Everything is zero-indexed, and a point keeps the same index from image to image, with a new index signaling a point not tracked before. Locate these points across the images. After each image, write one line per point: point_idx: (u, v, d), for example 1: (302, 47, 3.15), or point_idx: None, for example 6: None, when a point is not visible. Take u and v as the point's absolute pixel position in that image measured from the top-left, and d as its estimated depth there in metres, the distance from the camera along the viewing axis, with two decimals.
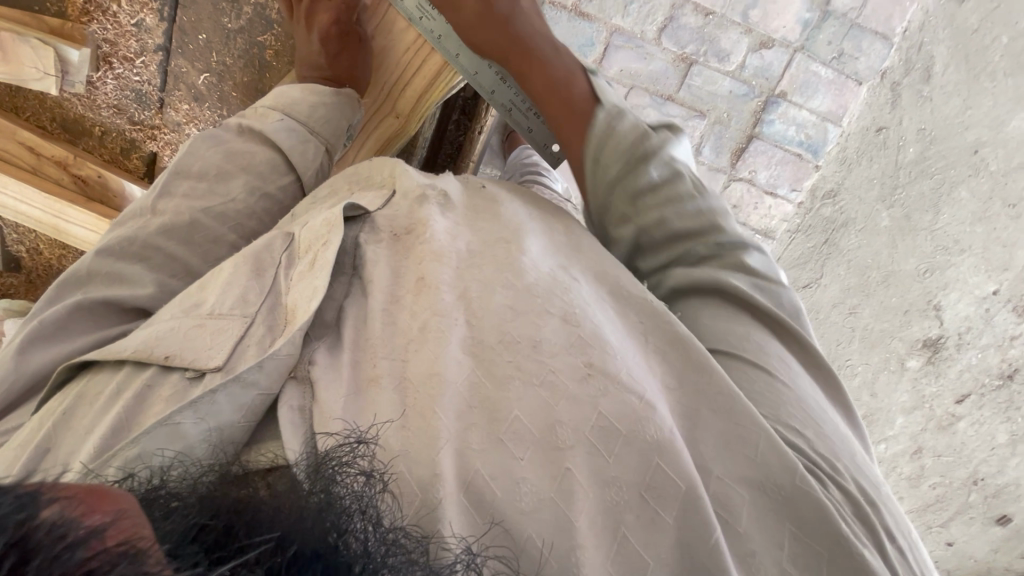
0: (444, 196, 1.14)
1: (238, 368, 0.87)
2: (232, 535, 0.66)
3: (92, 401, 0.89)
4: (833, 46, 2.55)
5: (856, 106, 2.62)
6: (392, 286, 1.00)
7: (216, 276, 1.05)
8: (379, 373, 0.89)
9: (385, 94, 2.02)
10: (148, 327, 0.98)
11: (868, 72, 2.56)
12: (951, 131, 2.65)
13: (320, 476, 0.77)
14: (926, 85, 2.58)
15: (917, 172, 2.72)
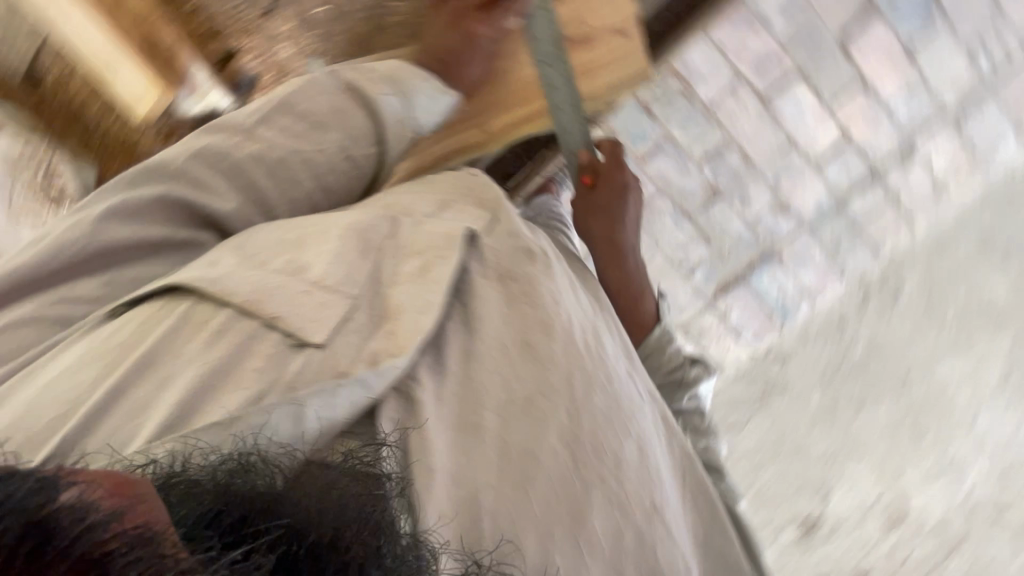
0: (534, 253, 1.22)
1: (338, 363, 0.95)
2: (251, 526, 0.69)
3: (180, 341, 0.92)
4: (834, 237, 2.85)
5: (831, 292, 2.99)
6: (500, 339, 1.10)
7: (316, 233, 1.10)
8: (480, 425, 1.01)
9: (484, 108, 1.95)
10: (239, 270, 1.01)
11: (852, 271, 2.96)
12: (897, 351, 2.90)
13: (343, 474, 0.83)
14: (892, 305, 2.96)
15: (860, 372, 2.93)
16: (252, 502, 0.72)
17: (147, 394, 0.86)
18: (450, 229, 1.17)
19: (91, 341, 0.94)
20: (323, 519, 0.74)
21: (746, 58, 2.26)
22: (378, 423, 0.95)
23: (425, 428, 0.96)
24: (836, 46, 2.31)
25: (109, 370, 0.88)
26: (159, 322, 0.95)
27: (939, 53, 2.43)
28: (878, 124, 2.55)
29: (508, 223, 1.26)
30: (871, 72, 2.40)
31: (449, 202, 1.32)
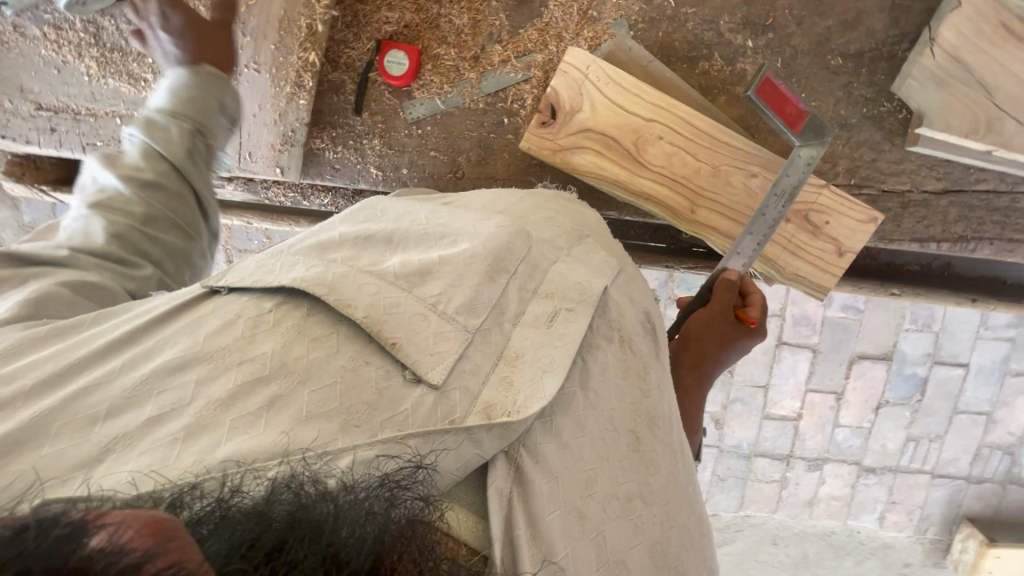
0: (650, 349, 0.98)
1: (452, 412, 0.69)
2: (291, 548, 0.48)
3: (294, 351, 0.70)
4: (827, 428, 2.75)
5: (832, 465, 2.80)
6: (609, 421, 0.82)
7: (445, 231, 0.89)
8: (584, 512, 0.73)
9: (700, 161, 1.28)
10: (354, 274, 0.77)
11: (838, 473, 2.81)
12: (804, 533, 2.90)
13: (378, 494, 0.57)
14: (806, 508, 2.87)
15: (765, 539, 2.93)
16: (310, 518, 0.51)
17: (246, 420, 0.64)
18: (580, 283, 0.90)
19: (191, 328, 0.71)
20: (367, 535, 0.52)
21: (791, 307, 2.66)
22: (489, 482, 0.68)
23: (534, 491, 0.70)
24: (848, 358, 2.66)
25: (217, 370, 0.67)
26: (261, 337, 0.71)
27: (900, 411, 2.68)
28: (824, 429, 2.75)
29: (623, 308, 0.96)
30: (848, 398, 2.69)
31: (579, 238, 1.03)
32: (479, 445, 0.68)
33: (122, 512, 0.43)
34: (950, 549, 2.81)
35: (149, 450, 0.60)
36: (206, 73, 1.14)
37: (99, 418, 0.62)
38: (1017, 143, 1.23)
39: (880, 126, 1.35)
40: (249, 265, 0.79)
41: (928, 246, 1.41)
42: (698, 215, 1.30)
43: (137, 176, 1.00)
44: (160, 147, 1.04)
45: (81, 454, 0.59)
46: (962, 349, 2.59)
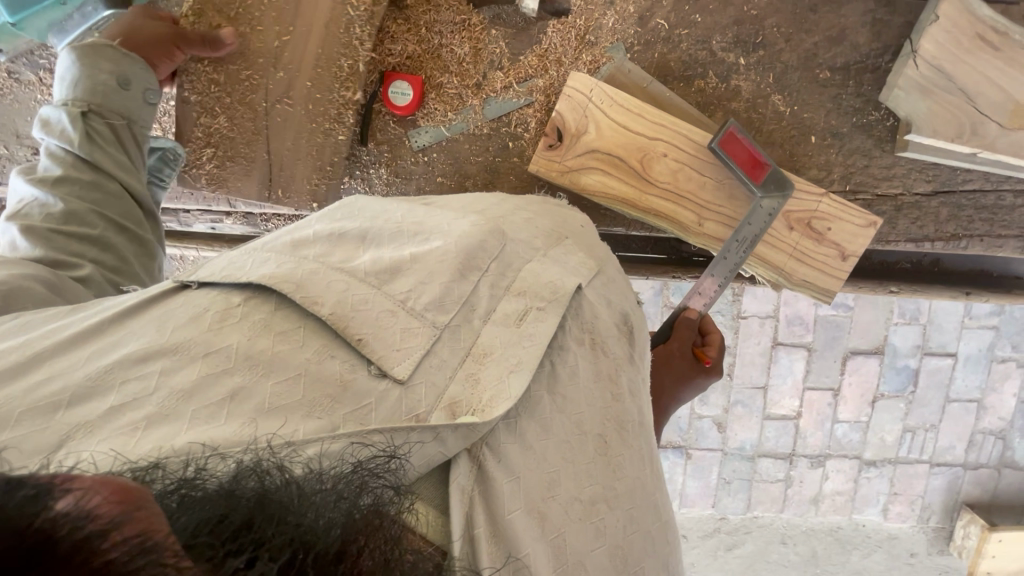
0: (625, 353, 0.94)
1: (417, 408, 0.66)
2: (260, 527, 0.45)
3: (258, 346, 0.66)
4: (824, 424, 2.80)
5: (834, 461, 2.84)
6: (576, 423, 0.78)
7: (419, 228, 0.85)
8: (544, 513, 0.70)
9: (695, 171, 1.31)
10: (324, 270, 0.73)
11: (840, 469, 2.85)
12: (811, 531, 2.93)
13: (348, 480, 0.55)
14: (812, 504, 2.90)
15: (773, 539, 2.95)
16: (277, 499, 0.48)
17: (208, 411, 0.61)
18: (554, 282, 0.86)
19: (156, 322, 0.68)
20: (334, 519, 0.49)
21: (784, 308, 2.72)
22: (451, 478, 0.65)
23: (496, 493, 0.67)
24: (841, 354, 2.72)
25: (182, 360, 0.64)
26: (222, 335, 0.67)
27: (896, 403, 2.74)
28: (824, 426, 2.80)
29: (598, 311, 0.91)
30: (845, 394, 2.75)
31: (557, 238, 1.01)
32: (443, 443, 0.65)
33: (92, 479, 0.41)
34: (953, 536, 2.86)
35: (110, 437, 0.57)
36: (84, 47, 1.15)
37: (59, 406, 0.59)
38: (1000, 144, 1.30)
39: (869, 134, 1.41)
40: (221, 261, 0.75)
41: (923, 245, 1.47)
42: (705, 228, 1.34)
43: (50, 179, 1.06)
44: (64, 145, 1.09)
45: (41, 439, 0.56)
46: (949, 339, 2.67)
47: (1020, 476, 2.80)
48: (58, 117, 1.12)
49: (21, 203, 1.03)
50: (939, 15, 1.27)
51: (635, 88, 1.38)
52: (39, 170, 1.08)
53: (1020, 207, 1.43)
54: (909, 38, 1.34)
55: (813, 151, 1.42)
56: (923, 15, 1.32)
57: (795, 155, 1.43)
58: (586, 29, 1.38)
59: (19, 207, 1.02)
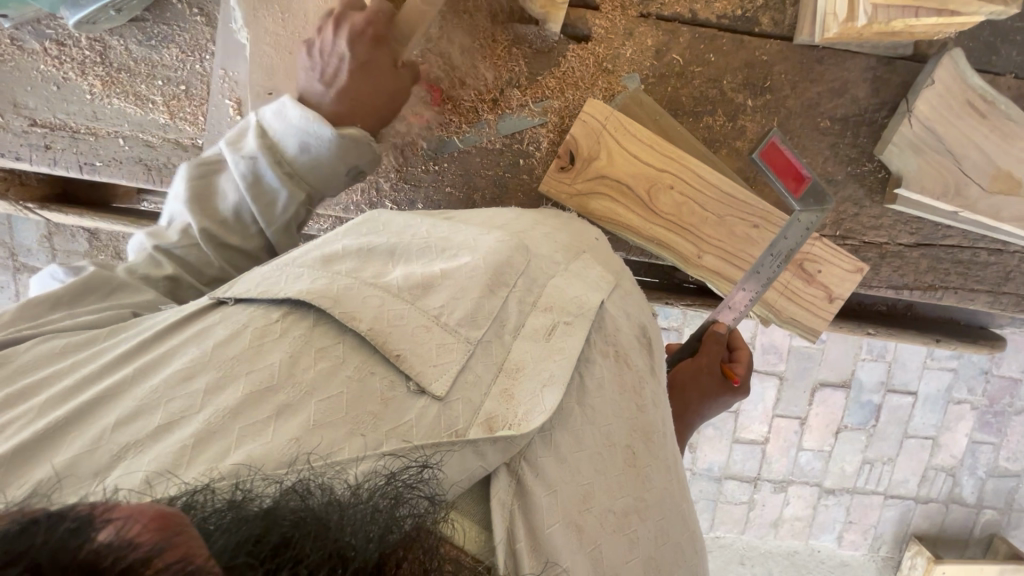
0: (646, 365, 0.98)
1: (456, 424, 0.70)
2: (297, 544, 0.47)
3: (301, 361, 0.70)
4: (789, 451, 2.90)
5: (797, 488, 2.94)
6: (606, 436, 0.82)
7: (446, 243, 0.90)
8: (581, 526, 0.73)
9: (703, 207, 1.36)
10: (358, 286, 0.78)
11: (801, 495, 2.95)
12: (771, 554, 3.02)
13: (383, 492, 0.58)
14: (772, 528, 3.00)
15: (734, 560, 3.02)
16: (315, 515, 0.50)
17: (254, 428, 0.64)
18: (578, 297, 0.91)
19: (196, 340, 0.71)
20: (372, 534, 0.52)
21: (760, 336, 2.81)
22: (493, 493, 0.69)
23: (535, 505, 0.71)
24: (810, 385, 2.82)
25: (224, 380, 0.67)
26: (263, 351, 0.70)
27: (858, 435, 2.85)
28: (789, 452, 2.89)
29: (618, 323, 0.96)
30: (811, 423, 2.85)
31: (576, 252, 1.05)
32: (483, 457, 0.69)
33: (130, 508, 0.43)
34: (900, 565, 2.98)
35: (160, 455, 0.60)
36: (346, 143, 1.09)
37: (109, 428, 0.62)
38: (980, 206, 1.39)
39: (862, 184, 1.48)
40: (254, 277, 0.80)
41: (902, 292, 1.55)
42: (705, 261, 1.39)
43: (223, 234, 1.05)
44: (260, 215, 1.06)
45: (94, 459, 0.60)
46: (911, 377, 2.79)
47: (966, 512, 2.93)
48: (270, 179, 1.06)
49: (182, 239, 1.02)
50: (935, 80, 1.34)
51: (649, 117, 1.42)
52: (221, 213, 1.06)
53: (991, 264, 1.53)
54: (906, 97, 1.41)
55: None
56: (920, 76, 1.39)
57: None
58: (604, 57, 1.42)
59: (176, 245, 1.02)
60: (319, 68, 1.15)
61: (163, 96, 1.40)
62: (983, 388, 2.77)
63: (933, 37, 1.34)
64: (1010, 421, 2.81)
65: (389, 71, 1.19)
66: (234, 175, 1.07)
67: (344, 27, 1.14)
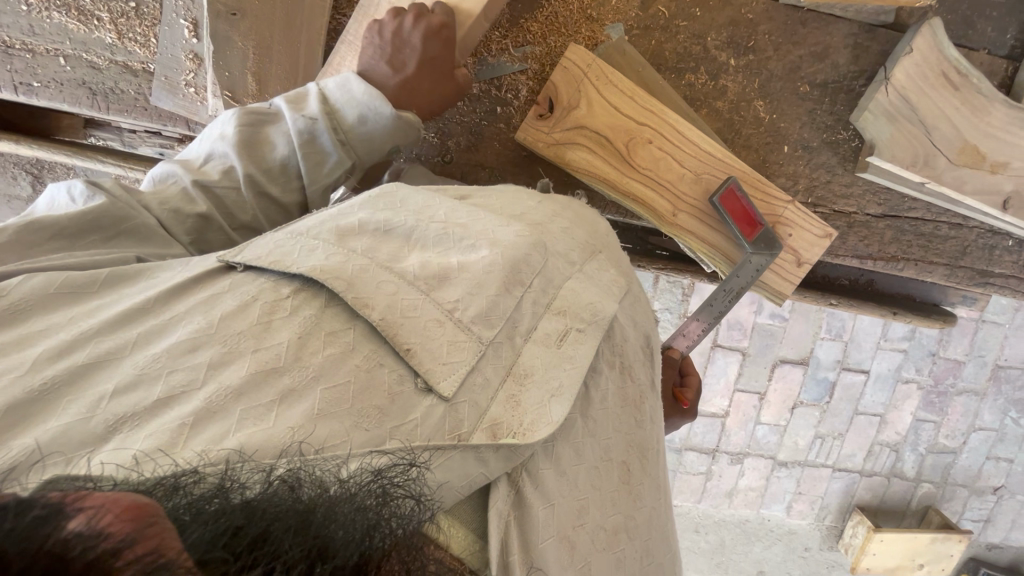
0: (648, 379, 0.92)
1: (460, 426, 0.64)
2: (276, 539, 0.46)
3: (309, 346, 0.64)
4: (746, 428, 2.99)
5: (751, 462, 3.05)
6: (605, 450, 0.78)
7: (466, 231, 0.80)
8: (574, 542, 0.70)
9: (690, 172, 1.34)
10: (375, 268, 0.70)
11: (754, 468, 3.06)
12: (723, 523, 3.14)
13: (369, 488, 0.55)
14: (726, 498, 3.11)
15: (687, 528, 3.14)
16: (300, 509, 0.49)
17: (258, 411, 0.58)
18: (594, 304, 0.83)
19: (203, 306, 0.65)
20: (355, 532, 0.50)
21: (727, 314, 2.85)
22: (491, 504, 0.65)
23: (532, 518, 0.66)
24: (770, 361, 2.89)
25: (231, 354, 0.61)
26: (274, 327, 0.64)
27: (812, 411, 2.96)
28: (747, 426, 2.99)
29: (626, 333, 0.88)
30: (770, 398, 2.94)
31: (592, 252, 0.93)
32: (485, 464, 0.64)
33: (104, 496, 0.41)
34: (842, 534, 3.12)
35: (157, 432, 0.55)
36: (402, 122, 1.03)
37: (105, 396, 0.56)
38: (946, 178, 1.42)
39: (835, 152, 1.49)
40: (268, 241, 0.73)
41: (866, 262, 1.58)
42: (679, 220, 1.37)
43: (265, 181, 0.93)
44: (306, 171, 0.96)
45: (86, 429, 0.54)
46: (866, 357, 2.88)
47: (905, 485, 3.09)
48: (324, 141, 0.97)
49: (223, 178, 0.90)
50: (913, 48, 1.34)
51: (641, 72, 1.38)
52: (273, 160, 0.95)
53: (951, 237, 1.57)
54: (884, 65, 1.41)
55: (784, 160, 1.49)
56: (898, 45, 1.39)
57: (767, 161, 1.49)
58: (589, 4, 1.36)
59: (216, 185, 0.89)
60: (386, 51, 1.10)
61: (110, 12, 1.27)
62: (929, 368, 2.89)
63: (916, 5, 1.34)
64: (951, 401, 2.94)
65: (451, 72, 1.16)
66: (286, 128, 0.97)
67: (421, 21, 1.11)
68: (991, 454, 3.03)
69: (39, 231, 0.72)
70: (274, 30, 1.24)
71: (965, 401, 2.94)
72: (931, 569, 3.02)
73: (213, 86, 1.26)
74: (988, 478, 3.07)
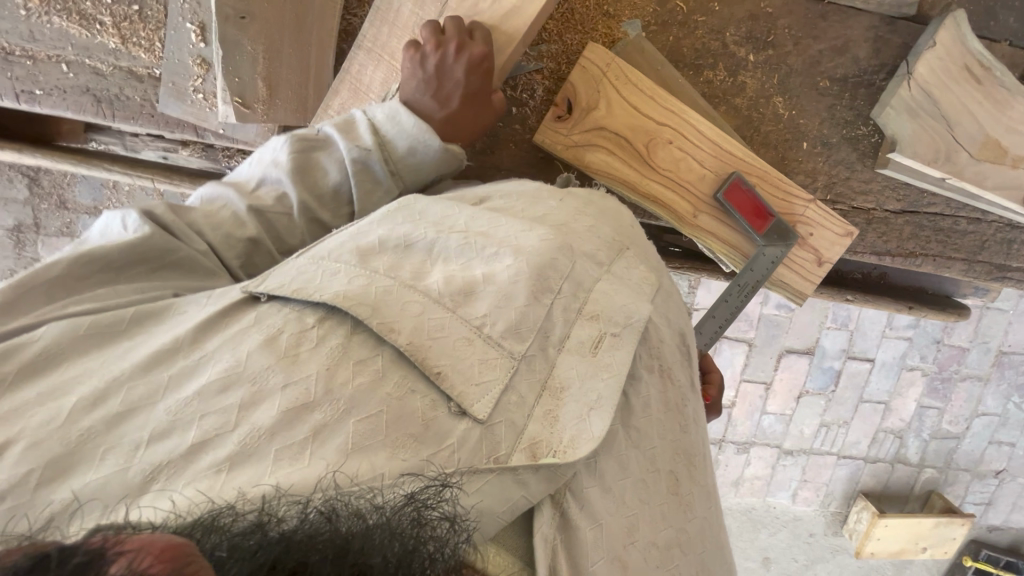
0: (688, 379, 0.89)
1: (497, 449, 0.62)
2: (313, 568, 0.44)
3: (339, 376, 0.61)
4: (753, 419, 3.01)
5: (757, 452, 3.07)
6: (651, 461, 0.75)
7: (488, 239, 0.78)
8: (624, 561, 0.67)
9: (712, 172, 1.32)
10: (400, 288, 0.68)
11: (761, 458, 3.08)
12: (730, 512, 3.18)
13: (403, 510, 0.52)
14: (733, 487, 3.14)
15: None
16: (336, 535, 0.47)
17: (292, 450, 0.56)
18: (627, 308, 0.79)
19: (230, 344, 0.62)
20: (393, 556, 0.48)
21: None
22: (535, 527, 0.63)
23: (581, 540, 0.64)
24: (777, 352, 2.89)
25: (260, 394, 0.59)
26: (302, 358, 0.62)
27: (818, 400, 2.97)
28: (753, 416, 3.00)
29: (662, 333, 0.85)
30: (776, 388, 2.95)
31: (619, 249, 0.90)
32: (527, 487, 0.62)
33: (140, 538, 0.41)
34: (846, 520, 3.15)
35: (193, 481, 0.53)
36: (450, 155, 1.02)
37: (140, 444, 0.55)
38: (968, 173, 1.40)
39: (855, 148, 1.47)
40: (292, 267, 0.70)
41: (884, 259, 1.57)
42: (699, 221, 1.36)
43: (315, 207, 0.91)
44: (357, 198, 0.94)
45: (125, 480, 0.53)
46: (871, 345, 2.88)
47: (908, 470, 3.11)
48: (376, 170, 0.96)
49: (276, 204, 0.89)
50: (937, 42, 1.32)
51: (662, 70, 1.35)
52: (325, 186, 0.93)
53: (969, 232, 1.56)
54: (906, 59, 1.38)
55: (803, 157, 1.47)
56: (921, 38, 1.37)
57: (786, 158, 1.47)
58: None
59: (269, 210, 0.88)
60: (429, 85, 1.06)
61: (113, 16, 1.23)
62: (934, 355, 2.90)
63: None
64: (955, 387, 2.96)
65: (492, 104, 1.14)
66: (340, 156, 0.95)
67: (464, 54, 1.08)
68: (993, 439, 3.06)
69: (87, 264, 0.71)
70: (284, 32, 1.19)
71: (969, 386, 2.96)
72: (934, 552, 3.06)
73: (223, 92, 1.22)
74: (991, 462, 3.11)
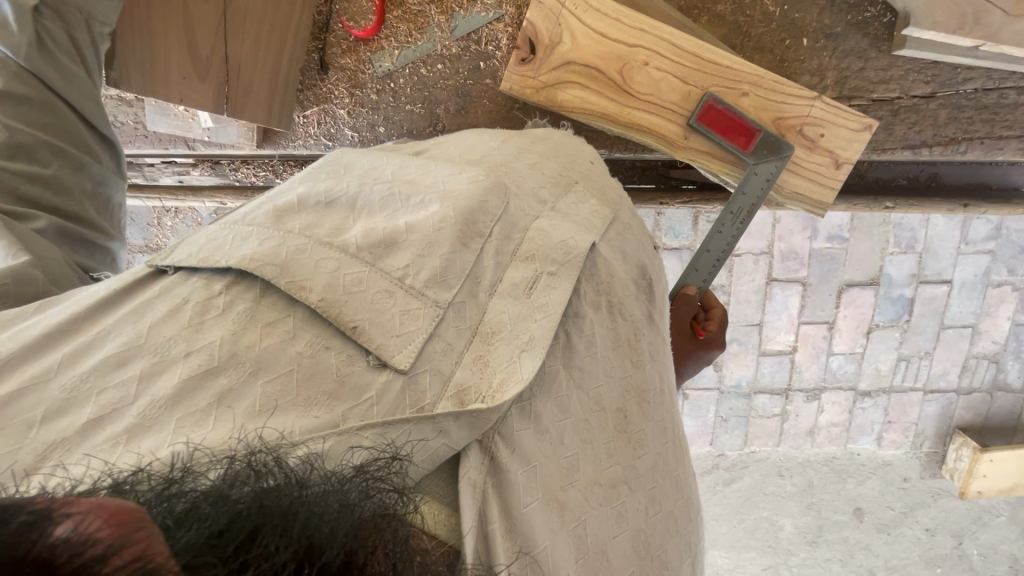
0: (643, 313, 0.85)
1: (422, 399, 0.58)
2: (263, 540, 0.39)
3: (245, 339, 0.58)
4: (824, 367, 2.24)
5: (830, 397, 2.27)
6: (595, 399, 0.71)
7: (414, 187, 0.73)
8: (563, 502, 0.63)
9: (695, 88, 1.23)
10: (312, 246, 0.63)
11: (836, 405, 2.28)
12: (833, 496, 2.38)
13: (348, 484, 0.48)
14: (807, 442, 2.33)
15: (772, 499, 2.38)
16: (280, 509, 0.41)
17: (194, 419, 0.53)
18: (565, 241, 0.76)
19: (132, 316, 0.58)
20: (340, 524, 0.42)
21: (777, 242, 2.11)
22: (461, 475, 0.58)
23: (510, 483, 0.59)
24: (835, 289, 2.14)
25: (161, 364, 0.56)
26: (205, 327, 0.58)
27: (891, 333, 2.19)
28: (819, 359, 2.22)
29: (613, 267, 0.81)
30: (840, 327, 2.18)
31: (565, 185, 0.88)
32: (447, 436, 0.57)
33: (94, 497, 0.33)
34: (944, 459, 2.33)
35: (92, 452, 0.51)
36: None
37: (33, 422, 0.51)
38: (1005, 35, 1.20)
39: (864, 33, 1.32)
40: (202, 235, 0.65)
41: (920, 152, 1.40)
42: (690, 142, 1.27)
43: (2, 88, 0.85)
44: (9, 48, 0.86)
45: (17, 457, 0.50)
46: (946, 265, 2.12)
47: (1015, 398, 2.28)
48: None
49: None
50: None
51: None
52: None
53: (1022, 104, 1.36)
54: None
55: (804, 56, 1.33)
56: None
57: (783, 61, 1.33)
58: None
59: None
60: None
61: None
62: None
63: None
64: None
65: None
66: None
67: None
68: None
69: None
70: (194, 26, 1.19)
71: None
72: None
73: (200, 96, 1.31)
74: None
